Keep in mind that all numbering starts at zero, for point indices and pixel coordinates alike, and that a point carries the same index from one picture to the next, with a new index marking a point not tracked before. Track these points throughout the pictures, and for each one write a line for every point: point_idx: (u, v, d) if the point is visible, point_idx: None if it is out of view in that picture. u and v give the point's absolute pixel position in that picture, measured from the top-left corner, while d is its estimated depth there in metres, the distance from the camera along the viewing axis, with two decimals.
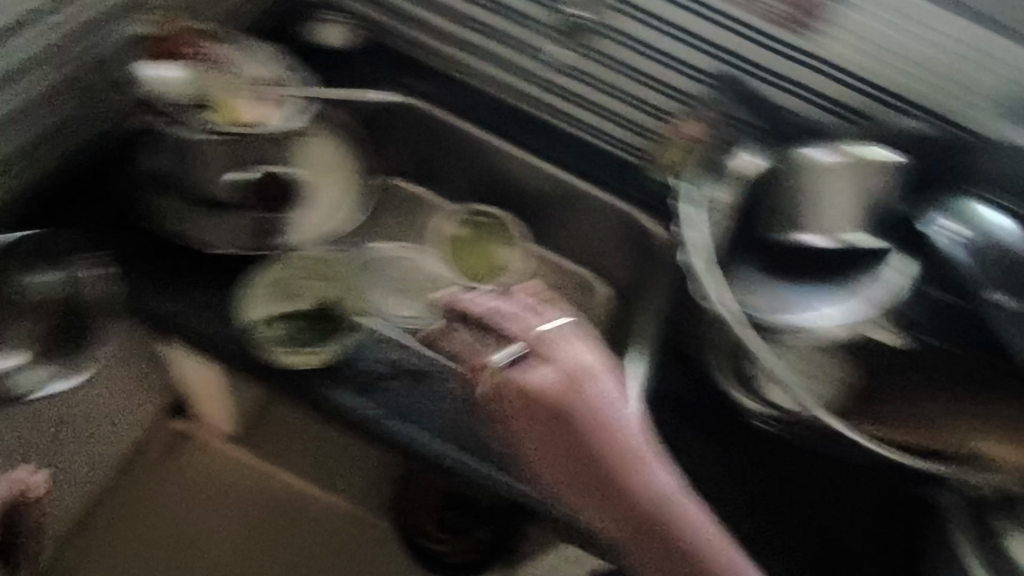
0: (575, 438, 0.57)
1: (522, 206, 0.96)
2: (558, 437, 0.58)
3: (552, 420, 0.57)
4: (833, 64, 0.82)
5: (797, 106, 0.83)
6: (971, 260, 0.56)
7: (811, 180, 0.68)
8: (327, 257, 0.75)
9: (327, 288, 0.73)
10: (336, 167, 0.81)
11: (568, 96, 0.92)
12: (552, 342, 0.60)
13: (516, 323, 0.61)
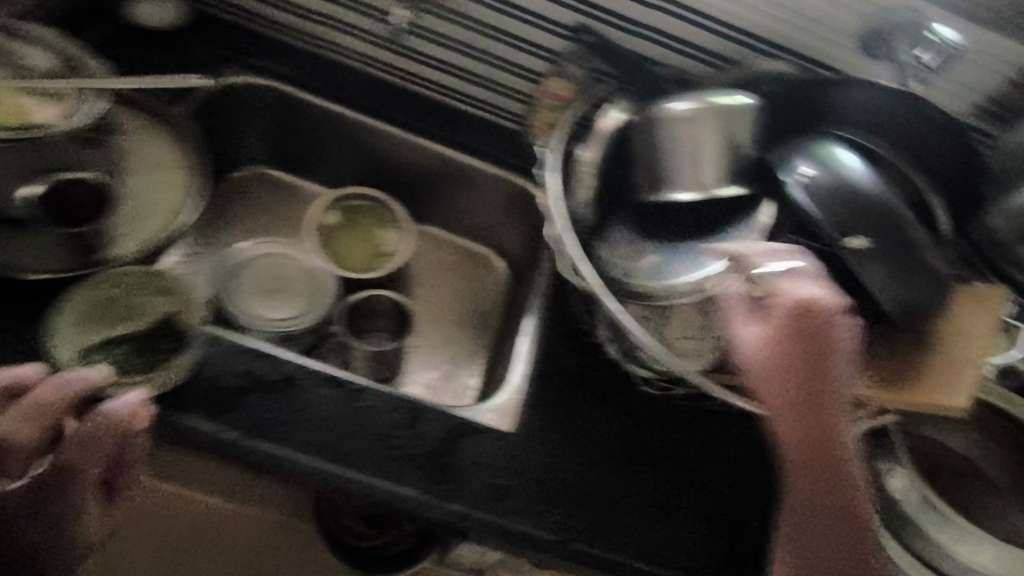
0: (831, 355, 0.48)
1: (408, 183, 0.95)
2: (812, 390, 0.48)
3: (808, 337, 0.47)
4: (710, 17, 0.76)
5: (665, 57, 0.79)
6: (810, 200, 0.54)
7: (667, 138, 0.65)
8: (150, 276, 0.66)
9: (152, 311, 0.64)
10: (165, 167, 0.76)
11: (434, 63, 0.90)
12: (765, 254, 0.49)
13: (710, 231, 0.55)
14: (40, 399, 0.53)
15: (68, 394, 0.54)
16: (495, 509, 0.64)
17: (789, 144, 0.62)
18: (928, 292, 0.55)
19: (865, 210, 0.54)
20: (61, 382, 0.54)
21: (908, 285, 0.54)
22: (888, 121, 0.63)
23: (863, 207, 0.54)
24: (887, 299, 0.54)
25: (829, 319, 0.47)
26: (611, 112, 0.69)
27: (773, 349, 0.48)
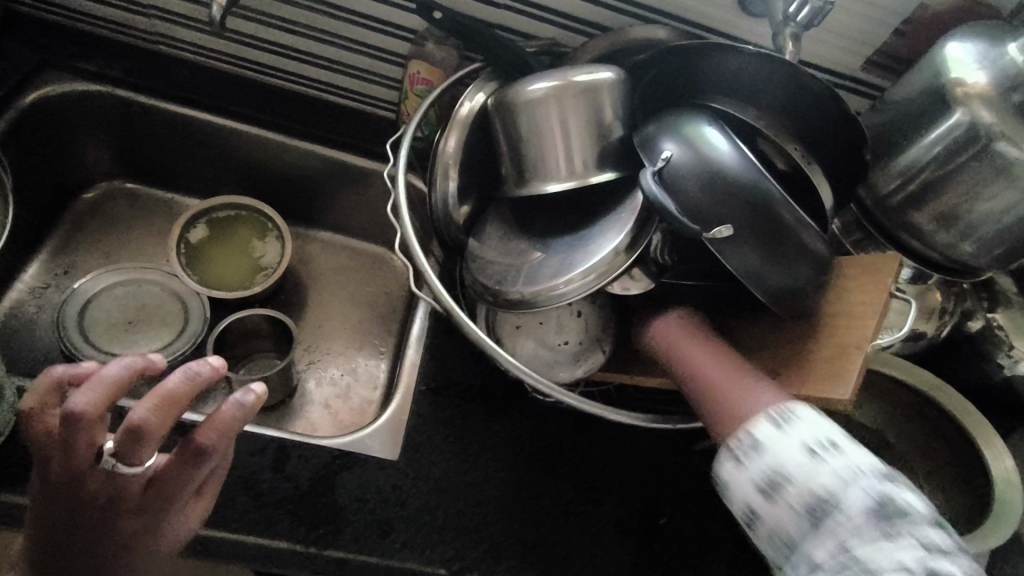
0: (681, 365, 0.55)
1: (282, 186, 0.87)
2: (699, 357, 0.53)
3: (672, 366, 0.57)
4: None
5: (538, 29, 0.72)
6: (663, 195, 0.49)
7: (529, 122, 0.58)
8: None
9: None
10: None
11: (287, 53, 0.80)
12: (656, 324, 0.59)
13: (593, 256, 0.55)
14: (168, 393, 0.44)
15: (189, 384, 0.45)
16: (376, 549, 0.58)
17: (658, 120, 0.55)
18: (804, 274, 0.51)
19: (727, 194, 0.50)
20: (188, 373, 0.45)
21: (781, 273, 0.51)
22: (764, 88, 0.58)
23: (725, 191, 0.50)
24: (759, 287, 0.51)
25: (678, 322, 0.57)
26: (472, 97, 0.63)
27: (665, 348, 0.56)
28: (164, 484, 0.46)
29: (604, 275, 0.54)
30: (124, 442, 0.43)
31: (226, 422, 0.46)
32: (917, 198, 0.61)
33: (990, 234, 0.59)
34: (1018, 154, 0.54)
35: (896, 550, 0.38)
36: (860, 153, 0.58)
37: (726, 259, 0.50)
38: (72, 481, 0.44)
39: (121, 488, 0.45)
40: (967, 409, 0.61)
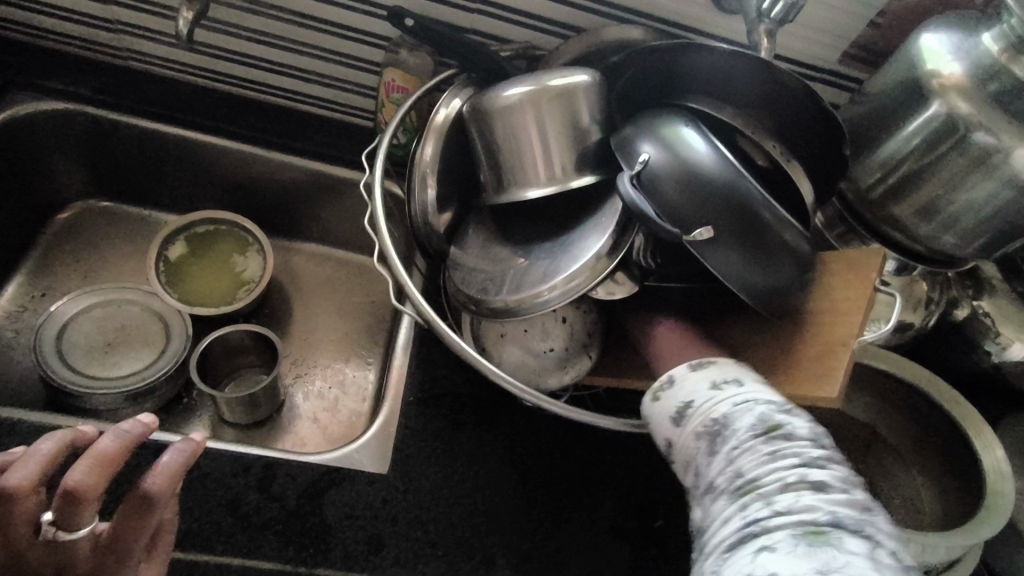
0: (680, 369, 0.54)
1: (262, 199, 0.86)
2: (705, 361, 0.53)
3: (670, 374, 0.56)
4: None
5: (512, 32, 0.72)
6: (639, 197, 0.49)
7: (505, 129, 0.58)
8: None
9: None
10: None
11: (259, 65, 0.79)
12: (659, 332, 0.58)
13: (576, 258, 0.54)
14: (99, 451, 0.45)
15: (120, 440, 0.46)
16: (367, 567, 0.57)
17: (635, 122, 0.55)
18: (787, 274, 0.51)
19: (705, 196, 0.50)
20: (120, 432, 0.46)
21: (764, 272, 0.50)
22: (740, 85, 0.58)
23: (703, 193, 0.50)
24: (743, 288, 0.50)
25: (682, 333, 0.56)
26: (447, 103, 0.62)
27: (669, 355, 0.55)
28: (113, 545, 0.45)
29: (588, 277, 0.54)
30: (62, 508, 0.43)
31: (166, 470, 0.46)
32: (898, 191, 0.61)
33: (972, 225, 0.59)
34: (995, 144, 0.53)
35: (776, 463, 0.41)
36: (839, 148, 0.58)
37: (708, 260, 0.50)
38: (17, 558, 0.44)
39: (69, 555, 0.44)
40: (956, 399, 0.61)
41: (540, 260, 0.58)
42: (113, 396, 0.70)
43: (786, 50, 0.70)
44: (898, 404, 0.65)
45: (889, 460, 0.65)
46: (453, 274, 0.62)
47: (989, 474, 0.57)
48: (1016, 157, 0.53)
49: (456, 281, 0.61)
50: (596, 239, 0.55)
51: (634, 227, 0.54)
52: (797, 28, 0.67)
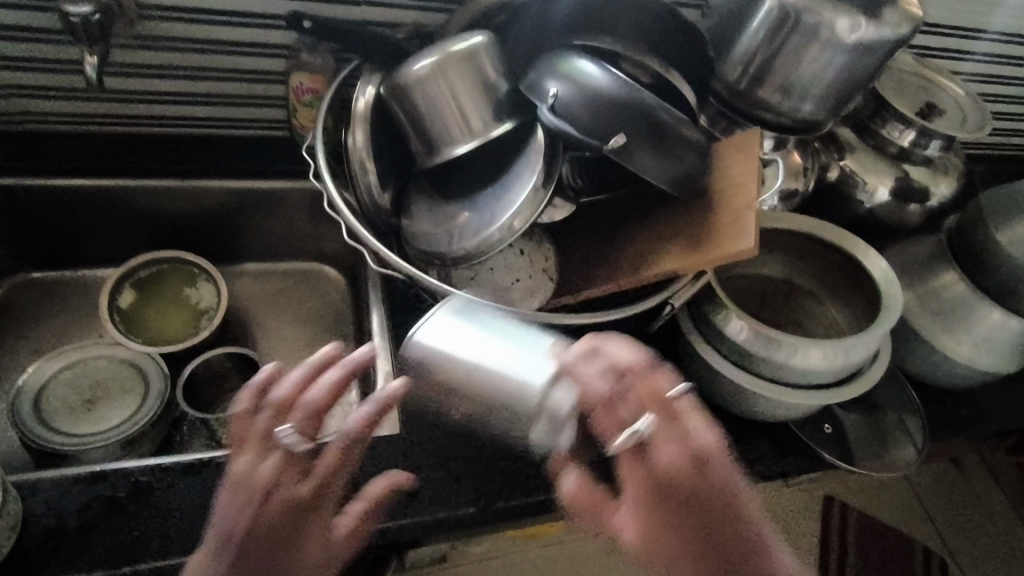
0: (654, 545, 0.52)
1: (200, 228, 0.88)
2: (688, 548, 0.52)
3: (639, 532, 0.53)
4: None
5: (401, 16, 0.78)
6: (557, 121, 0.59)
7: (424, 99, 0.64)
8: None
9: None
10: None
11: (167, 98, 0.80)
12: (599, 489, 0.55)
13: (517, 190, 0.62)
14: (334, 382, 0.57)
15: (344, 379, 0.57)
16: (406, 513, 0.63)
17: (536, 66, 0.63)
18: (691, 159, 0.61)
19: (610, 111, 0.59)
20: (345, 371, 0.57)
21: (671, 160, 0.60)
22: (606, 20, 0.70)
23: (605, 109, 0.58)
24: (659, 181, 0.61)
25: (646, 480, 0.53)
26: (363, 90, 0.68)
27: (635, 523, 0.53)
28: (322, 469, 0.55)
29: (531, 199, 0.61)
30: (300, 421, 0.55)
31: (368, 415, 0.56)
32: (760, 78, 0.72)
33: (822, 92, 0.71)
34: (823, 20, 0.66)
35: None
36: (704, 51, 0.71)
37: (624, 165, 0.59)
38: (253, 469, 0.54)
39: (290, 470, 0.54)
40: (841, 232, 0.73)
41: (486, 203, 0.65)
42: (106, 447, 0.71)
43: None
44: (803, 252, 0.77)
45: (808, 301, 0.78)
46: (411, 236, 0.68)
47: (880, 275, 0.70)
48: (838, 27, 0.65)
49: (415, 244, 0.67)
50: (530, 171, 0.63)
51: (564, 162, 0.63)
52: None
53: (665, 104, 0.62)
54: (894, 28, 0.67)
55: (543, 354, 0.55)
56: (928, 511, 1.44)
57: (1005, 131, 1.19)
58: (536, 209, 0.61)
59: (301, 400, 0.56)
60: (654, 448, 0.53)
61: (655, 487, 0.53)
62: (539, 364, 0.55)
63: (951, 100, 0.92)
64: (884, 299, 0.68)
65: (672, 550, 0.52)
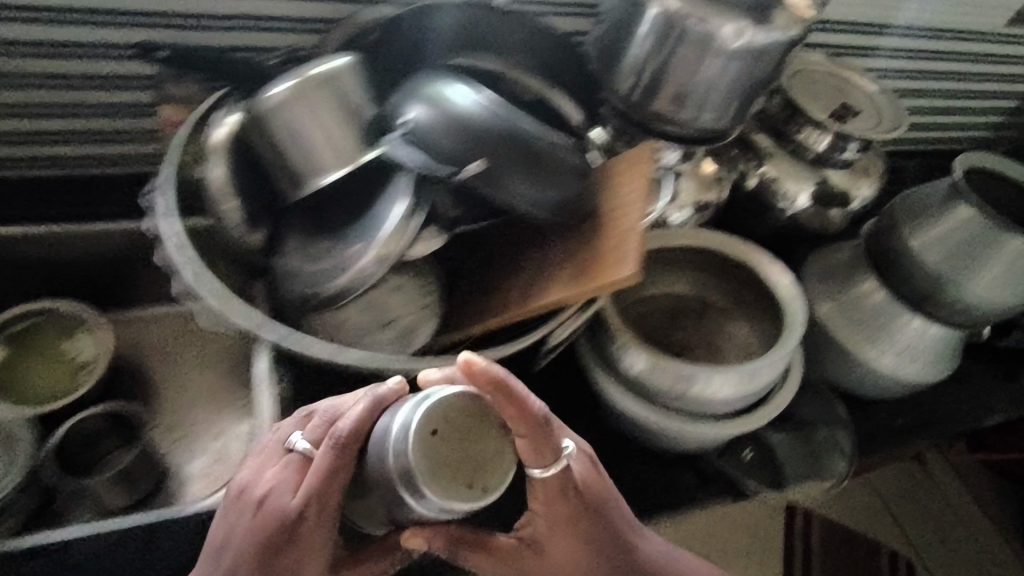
0: (575, 534, 0.58)
1: (78, 274, 0.82)
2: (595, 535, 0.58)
3: (560, 525, 0.57)
4: None
5: (271, 40, 0.74)
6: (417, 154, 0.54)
7: (283, 127, 0.60)
8: None
9: None
10: None
11: (27, 138, 0.75)
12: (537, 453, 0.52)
13: (385, 220, 0.57)
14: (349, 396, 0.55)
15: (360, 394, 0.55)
16: None
17: (399, 88, 0.59)
18: (569, 182, 0.57)
19: (476, 137, 0.54)
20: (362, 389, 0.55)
21: (548, 185, 0.56)
22: (468, 38, 0.70)
23: (471, 133, 0.54)
24: (537, 207, 0.57)
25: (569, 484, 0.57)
26: (219, 119, 0.62)
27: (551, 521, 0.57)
28: (309, 480, 0.53)
29: (398, 232, 0.56)
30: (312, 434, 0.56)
31: (355, 418, 0.52)
32: (653, 90, 0.68)
33: (720, 101, 0.67)
34: (709, 27, 0.62)
35: None
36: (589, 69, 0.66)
37: (495, 193, 0.55)
38: (252, 479, 0.56)
39: (285, 481, 0.55)
40: (743, 244, 0.70)
41: (358, 235, 0.60)
42: None
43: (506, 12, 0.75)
44: (708, 268, 0.73)
45: (721, 319, 0.73)
46: (281, 276, 0.64)
47: (780, 291, 0.67)
48: (728, 35, 0.62)
49: (288, 283, 0.63)
50: (398, 198, 0.57)
51: (442, 196, 0.58)
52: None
53: (542, 126, 0.59)
54: (784, 31, 0.63)
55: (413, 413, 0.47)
56: (889, 510, 1.41)
57: (917, 122, 1.19)
58: (405, 241, 0.56)
59: (319, 413, 0.56)
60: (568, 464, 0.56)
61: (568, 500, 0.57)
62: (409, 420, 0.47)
63: (864, 98, 0.89)
64: (787, 315, 0.65)
65: (569, 548, 0.58)
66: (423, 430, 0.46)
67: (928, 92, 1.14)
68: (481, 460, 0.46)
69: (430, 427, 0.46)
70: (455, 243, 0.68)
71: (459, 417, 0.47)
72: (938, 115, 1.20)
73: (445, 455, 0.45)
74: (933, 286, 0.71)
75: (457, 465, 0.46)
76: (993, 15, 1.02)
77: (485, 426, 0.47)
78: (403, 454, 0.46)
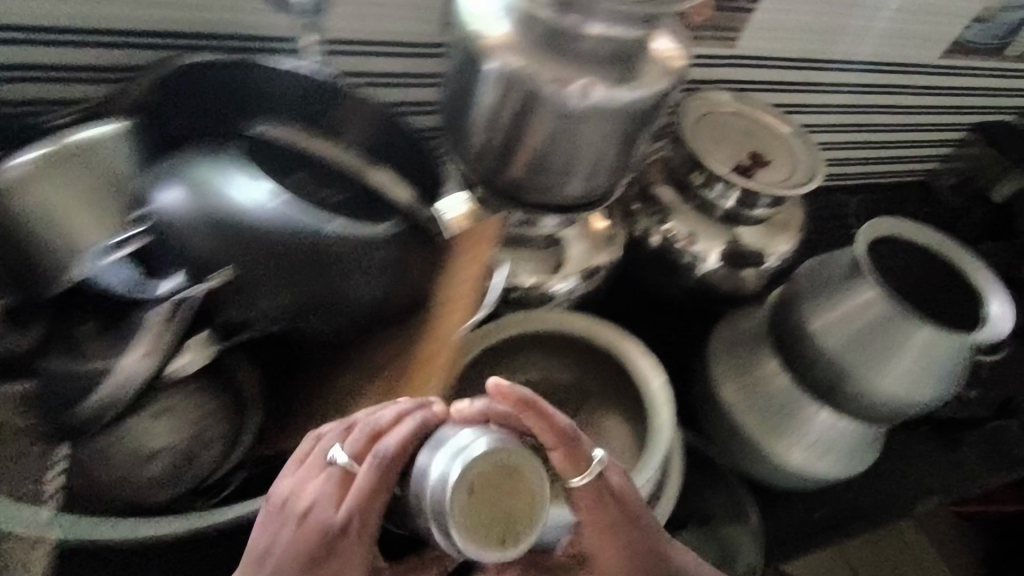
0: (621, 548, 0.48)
1: None
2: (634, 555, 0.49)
3: (601, 533, 0.47)
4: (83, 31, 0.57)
5: (50, 93, 0.60)
6: (132, 283, 0.49)
7: (32, 203, 0.47)
8: None
9: None
10: None
11: None
12: (574, 458, 0.45)
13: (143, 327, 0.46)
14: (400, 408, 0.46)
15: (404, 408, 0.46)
16: None
17: (172, 161, 0.50)
18: (380, 285, 0.50)
19: (249, 249, 0.46)
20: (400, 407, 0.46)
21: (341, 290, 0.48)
22: (309, 100, 0.55)
23: (238, 240, 0.46)
24: (330, 311, 0.50)
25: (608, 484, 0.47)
26: None
27: (591, 534, 0.47)
28: (354, 499, 0.44)
29: (152, 345, 0.46)
30: (354, 447, 0.46)
31: (403, 436, 0.44)
32: (505, 157, 0.57)
33: (590, 168, 0.57)
34: (561, 88, 0.51)
35: None
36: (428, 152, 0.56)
37: (278, 309, 0.48)
38: (285, 494, 0.47)
39: (326, 497, 0.45)
40: (618, 343, 0.62)
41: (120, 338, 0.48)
42: None
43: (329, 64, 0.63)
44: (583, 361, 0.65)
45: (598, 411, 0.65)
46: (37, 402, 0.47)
47: (652, 403, 0.59)
48: (588, 94, 0.51)
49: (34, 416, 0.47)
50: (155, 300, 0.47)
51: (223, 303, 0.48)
52: (360, 19, 0.61)
53: (352, 220, 0.49)
54: (652, 87, 0.54)
55: (451, 461, 0.39)
56: (837, 562, 1.31)
57: (846, 156, 1.11)
58: (161, 356, 0.46)
59: (357, 428, 0.46)
60: (605, 474, 0.47)
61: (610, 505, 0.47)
62: (446, 469, 0.39)
63: (773, 144, 0.80)
64: (649, 441, 0.58)
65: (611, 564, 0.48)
66: (459, 486, 0.38)
67: (862, 127, 1.06)
68: (520, 515, 0.39)
69: (467, 484, 0.38)
70: (259, 343, 0.56)
71: (493, 471, 0.39)
72: (875, 149, 1.12)
73: (481, 515, 0.38)
74: (836, 376, 0.62)
75: (492, 520, 0.39)
76: (914, 46, 0.95)
77: (522, 478, 0.40)
78: (440, 507, 0.39)
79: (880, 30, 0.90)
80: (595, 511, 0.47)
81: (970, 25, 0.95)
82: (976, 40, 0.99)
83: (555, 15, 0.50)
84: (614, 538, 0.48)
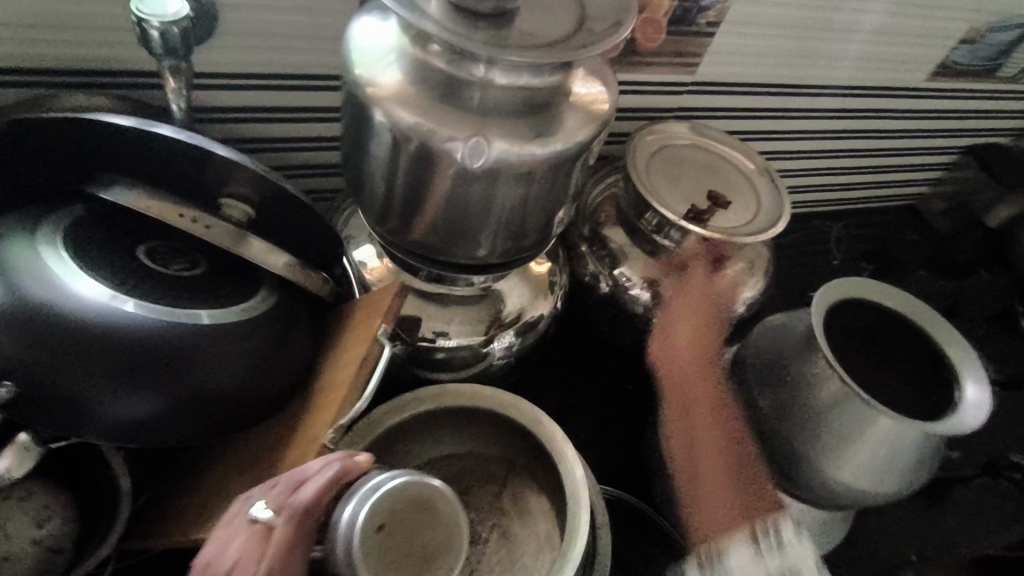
0: (706, 346, 0.64)
1: None
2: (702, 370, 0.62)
3: (699, 306, 0.66)
4: None
5: None
6: None
7: None
8: None
9: None
10: None
11: None
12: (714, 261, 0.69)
13: None
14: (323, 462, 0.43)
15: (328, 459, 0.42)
16: None
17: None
18: (240, 373, 0.44)
19: (76, 349, 0.39)
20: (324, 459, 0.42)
21: (206, 393, 0.42)
22: (159, 167, 0.43)
23: (58, 346, 0.38)
24: (184, 414, 0.42)
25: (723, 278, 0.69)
26: None
27: (694, 293, 0.67)
28: (280, 550, 0.38)
29: None
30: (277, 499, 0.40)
31: (323, 482, 0.40)
32: (408, 216, 0.49)
33: (506, 228, 0.50)
34: (462, 149, 0.44)
35: None
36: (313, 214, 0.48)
37: (122, 416, 0.40)
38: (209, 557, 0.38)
39: (254, 555, 0.38)
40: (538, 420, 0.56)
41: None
42: None
43: (222, 97, 0.57)
44: (508, 433, 0.59)
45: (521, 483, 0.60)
46: None
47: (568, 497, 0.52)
48: (494, 149, 0.44)
49: None
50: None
51: (43, 419, 0.39)
52: (252, 53, 0.55)
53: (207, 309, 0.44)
54: (572, 137, 0.47)
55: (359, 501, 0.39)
56: None
57: (826, 181, 1.04)
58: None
59: (280, 480, 0.41)
60: (713, 272, 0.68)
61: (697, 302, 0.67)
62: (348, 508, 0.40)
63: (733, 181, 0.73)
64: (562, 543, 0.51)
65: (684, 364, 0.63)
66: (370, 525, 0.39)
67: (842, 152, 0.98)
68: (434, 553, 0.40)
69: (377, 521, 0.39)
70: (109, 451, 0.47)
71: (405, 508, 0.40)
72: (856, 174, 1.05)
73: (393, 551, 0.39)
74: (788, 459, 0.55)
75: (405, 560, 0.39)
76: (896, 68, 0.87)
77: (435, 513, 0.41)
78: (349, 553, 0.38)
79: (858, 52, 0.82)
80: (688, 303, 0.66)
81: (956, 47, 0.88)
82: (963, 62, 0.91)
83: (451, 65, 0.43)
84: (703, 330, 0.65)
